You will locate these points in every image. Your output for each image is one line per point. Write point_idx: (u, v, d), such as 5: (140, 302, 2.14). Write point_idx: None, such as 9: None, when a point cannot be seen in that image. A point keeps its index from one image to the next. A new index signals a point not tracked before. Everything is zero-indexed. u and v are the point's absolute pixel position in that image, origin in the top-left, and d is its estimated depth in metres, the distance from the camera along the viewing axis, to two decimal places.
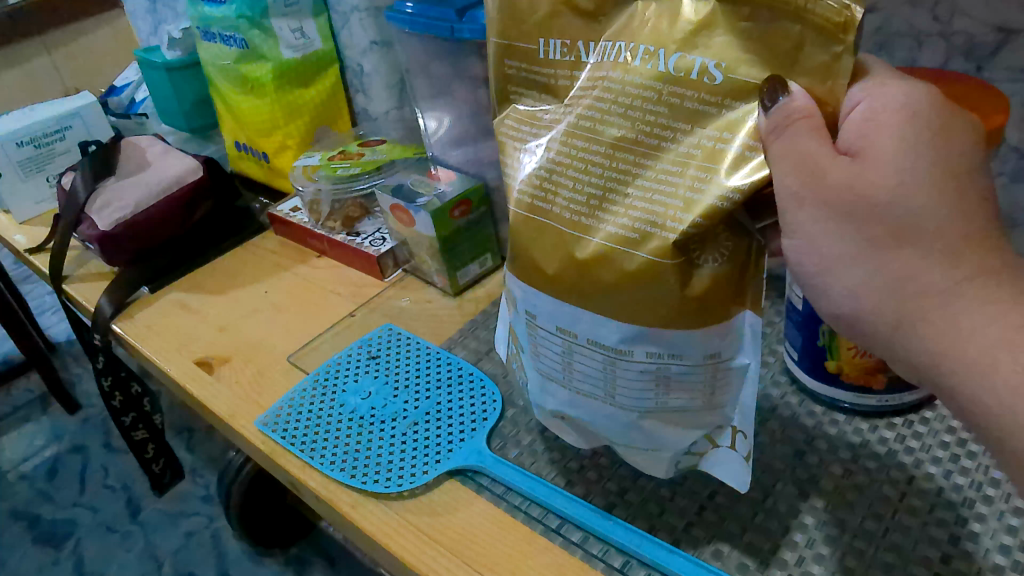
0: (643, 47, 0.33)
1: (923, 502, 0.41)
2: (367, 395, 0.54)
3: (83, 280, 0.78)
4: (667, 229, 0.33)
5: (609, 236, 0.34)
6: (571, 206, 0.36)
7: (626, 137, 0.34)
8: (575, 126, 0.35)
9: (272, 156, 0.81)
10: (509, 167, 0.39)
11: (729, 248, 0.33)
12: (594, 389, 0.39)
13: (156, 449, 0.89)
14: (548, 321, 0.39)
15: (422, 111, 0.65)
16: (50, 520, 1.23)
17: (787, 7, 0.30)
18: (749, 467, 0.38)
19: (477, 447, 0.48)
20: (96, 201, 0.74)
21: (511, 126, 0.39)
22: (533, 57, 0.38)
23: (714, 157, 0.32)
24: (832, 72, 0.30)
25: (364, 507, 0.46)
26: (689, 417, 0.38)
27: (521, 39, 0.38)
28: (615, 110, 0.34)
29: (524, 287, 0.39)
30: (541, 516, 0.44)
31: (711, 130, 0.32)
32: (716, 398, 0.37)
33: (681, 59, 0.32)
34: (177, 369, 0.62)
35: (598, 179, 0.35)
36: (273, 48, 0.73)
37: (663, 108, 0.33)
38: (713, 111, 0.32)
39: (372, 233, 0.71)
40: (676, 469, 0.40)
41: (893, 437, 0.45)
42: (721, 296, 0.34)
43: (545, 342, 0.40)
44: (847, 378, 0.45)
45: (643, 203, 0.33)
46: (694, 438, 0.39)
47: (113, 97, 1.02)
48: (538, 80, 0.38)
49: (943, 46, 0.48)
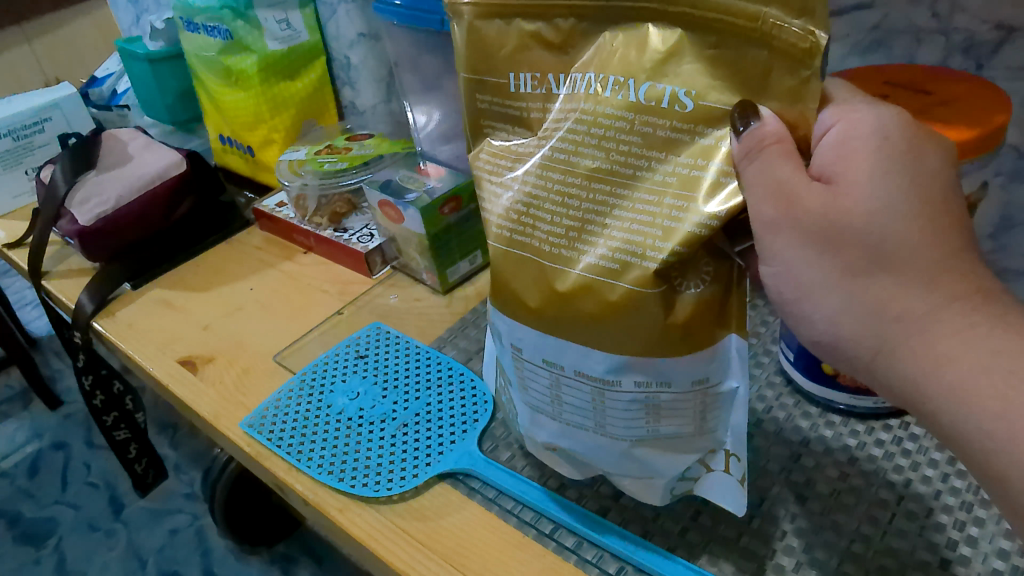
0: (612, 78, 0.32)
1: (920, 506, 0.40)
2: (355, 396, 0.53)
3: (63, 276, 0.76)
4: (647, 258, 0.32)
5: (592, 269, 0.33)
6: (551, 239, 0.35)
7: (600, 168, 0.33)
8: (549, 158, 0.34)
9: (257, 150, 0.80)
10: (485, 201, 0.37)
11: (711, 274, 0.33)
12: (583, 419, 0.38)
13: (138, 450, 0.87)
14: (534, 354, 0.38)
15: (411, 105, 0.63)
16: (30, 519, 1.21)
17: (755, 33, 0.29)
18: (744, 489, 0.37)
19: (468, 449, 0.48)
20: (76, 195, 0.73)
21: (487, 160, 0.37)
22: (502, 90, 0.36)
23: (690, 185, 0.31)
24: (801, 96, 0.29)
25: (352, 510, 0.45)
26: (679, 442, 0.37)
27: (486, 68, 0.36)
28: (589, 141, 0.33)
29: (508, 321, 0.38)
30: (534, 520, 0.43)
31: (685, 159, 0.31)
32: (706, 423, 0.36)
33: (651, 88, 0.31)
34: (159, 369, 0.60)
35: (577, 211, 0.34)
36: (257, 40, 0.71)
37: (636, 138, 0.32)
38: (685, 137, 0.31)
39: (360, 229, 0.70)
40: (671, 496, 0.39)
41: (889, 439, 0.44)
42: (705, 321, 0.33)
43: (531, 374, 0.39)
44: (844, 380, 0.44)
45: (624, 234, 0.33)
46: (688, 463, 0.38)
47: (94, 88, 1.00)
48: (512, 112, 0.36)
49: (942, 44, 0.47)
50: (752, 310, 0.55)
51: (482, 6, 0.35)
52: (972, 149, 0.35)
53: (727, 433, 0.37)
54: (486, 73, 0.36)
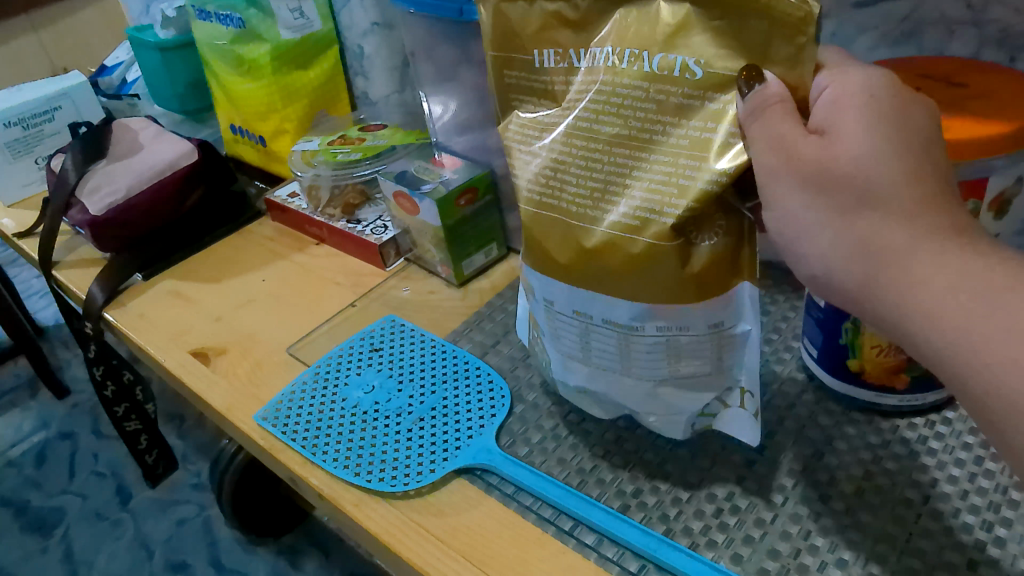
0: (627, 50, 0.35)
1: (947, 506, 0.39)
2: (370, 389, 0.52)
3: (73, 266, 0.75)
4: (665, 214, 0.34)
5: (614, 228, 0.36)
6: (578, 201, 0.37)
7: (621, 134, 0.36)
8: (574, 126, 0.37)
9: (269, 140, 0.79)
10: (515, 169, 0.40)
11: (724, 230, 0.35)
12: (610, 364, 0.40)
13: (148, 441, 0.86)
14: (566, 306, 0.40)
15: (427, 95, 0.62)
16: (38, 508, 1.21)
17: (756, 5, 0.31)
18: (757, 424, 0.39)
19: (485, 444, 0.47)
20: (87, 184, 0.72)
21: (516, 128, 0.40)
22: (528, 66, 0.39)
23: (700, 147, 0.33)
24: (800, 61, 0.31)
25: (368, 505, 0.45)
26: (696, 383, 0.39)
27: (512, 46, 0.39)
28: (609, 110, 0.36)
29: (542, 277, 0.41)
30: (553, 517, 0.42)
31: (696, 122, 0.33)
32: (722, 364, 0.38)
33: (663, 58, 0.34)
34: (171, 361, 0.60)
35: (600, 175, 0.36)
36: (270, 28, 0.71)
37: (652, 106, 0.34)
38: (697, 104, 0.33)
39: (373, 221, 0.69)
40: (692, 429, 0.41)
41: (915, 438, 0.43)
42: (719, 270, 0.35)
43: (563, 325, 0.41)
44: (870, 377, 0.43)
45: (645, 193, 0.35)
46: (704, 399, 0.40)
47: (104, 77, 1.00)
48: (536, 83, 0.39)
49: (975, 35, 0.42)
50: (772, 306, 0.54)
51: None
52: (1008, 144, 0.34)
53: (741, 373, 0.38)
54: (513, 50, 0.39)
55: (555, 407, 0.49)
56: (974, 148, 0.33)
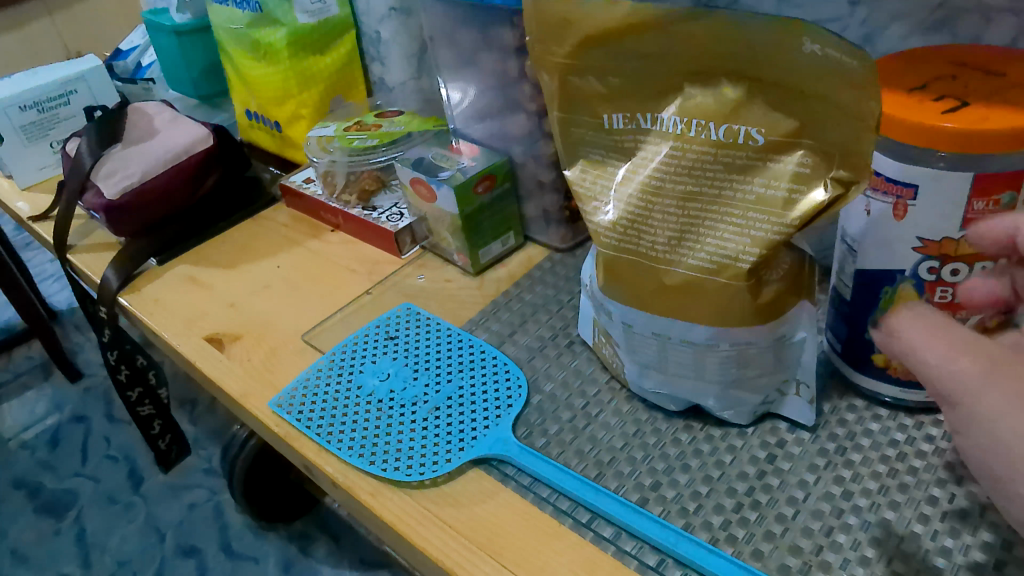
0: (694, 120, 0.35)
1: (973, 504, 0.39)
2: (386, 377, 0.52)
3: (88, 250, 0.75)
4: (740, 260, 0.35)
5: (691, 270, 0.37)
6: (652, 245, 0.38)
7: (691, 191, 0.36)
8: (643, 185, 0.37)
9: (284, 126, 0.79)
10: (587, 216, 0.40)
11: (788, 264, 0.37)
12: (685, 374, 0.41)
13: (161, 426, 0.86)
14: (643, 328, 0.41)
15: (445, 81, 0.61)
16: (51, 490, 1.22)
17: (819, 77, 0.32)
18: (812, 407, 0.42)
19: (501, 435, 0.46)
20: (102, 168, 0.72)
21: (587, 177, 0.40)
22: (591, 103, 0.38)
23: (770, 203, 0.34)
24: (862, 116, 0.31)
25: (383, 494, 0.45)
26: (761, 380, 0.41)
27: (574, 74, 0.38)
28: (678, 170, 0.36)
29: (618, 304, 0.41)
30: (570, 509, 0.42)
31: (762, 180, 0.35)
32: (782, 363, 0.41)
33: (728, 128, 0.34)
34: (186, 347, 0.60)
35: (673, 221, 0.37)
36: (287, 13, 0.70)
37: (720, 168, 0.35)
38: (762, 164, 0.34)
39: (389, 208, 0.68)
40: (753, 416, 0.44)
41: (940, 434, 0.42)
42: (785, 295, 0.38)
43: (640, 344, 0.42)
44: (894, 373, 0.42)
45: (718, 242, 0.36)
46: (765, 395, 0.42)
47: (119, 61, 0.99)
48: (605, 140, 0.39)
49: (1015, 23, 0.40)
50: None
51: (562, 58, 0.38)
52: None
53: (798, 368, 0.41)
54: (575, 85, 0.38)
55: (572, 398, 0.49)
56: (1008, 139, 0.32)
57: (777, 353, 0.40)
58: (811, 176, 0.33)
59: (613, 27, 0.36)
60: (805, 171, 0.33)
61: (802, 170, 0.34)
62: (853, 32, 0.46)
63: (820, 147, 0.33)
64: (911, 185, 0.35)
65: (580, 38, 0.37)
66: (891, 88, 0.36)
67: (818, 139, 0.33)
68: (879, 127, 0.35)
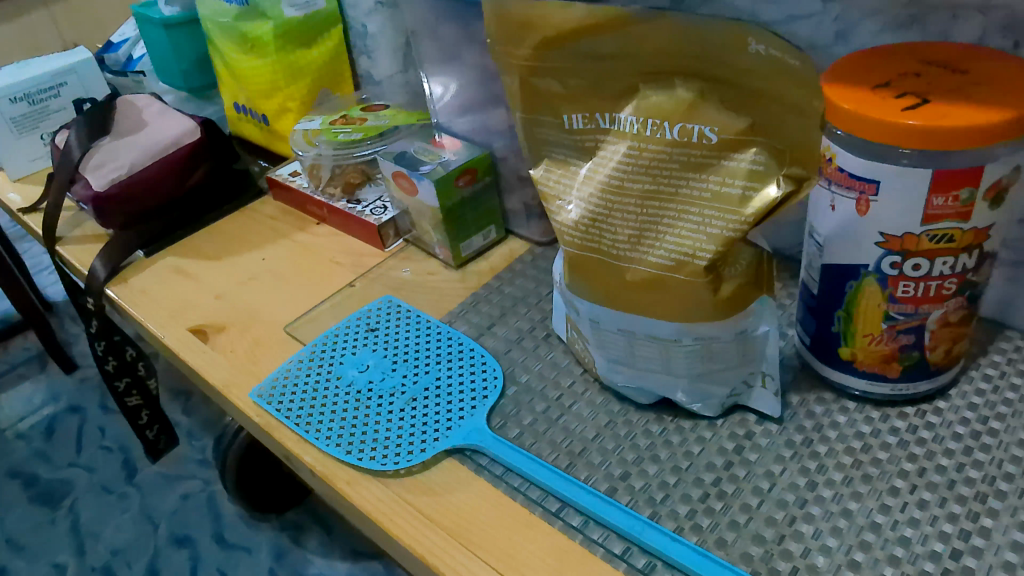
0: (650, 120, 0.36)
1: (934, 496, 0.39)
2: (365, 368, 0.53)
3: (77, 242, 0.76)
4: (697, 257, 0.36)
5: (652, 266, 0.37)
6: (615, 243, 0.38)
7: (649, 190, 0.37)
8: (603, 183, 0.38)
9: (272, 119, 0.79)
10: (554, 215, 0.41)
11: (746, 261, 0.38)
12: (653, 367, 0.42)
13: (150, 416, 0.87)
14: (611, 324, 0.42)
15: (427, 75, 0.60)
16: (46, 479, 1.23)
17: (767, 73, 0.33)
18: (777, 399, 0.43)
19: (476, 426, 0.47)
20: (91, 160, 0.73)
21: (551, 176, 0.41)
22: (551, 104, 0.39)
23: (725, 200, 0.35)
24: (808, 111, 0.32)
25: (359, 483, 0.45)
26: (727, 373, 0.42)
27: (536, 75, 0.39)
28: (636, 169, 0.37)
29: (587, 301, 0.42)
30: (541, 498, 0.43)
31: (717, 177, 0.35)
32: (748, 356, 0.42)
33: (682, 128, 0.35)
34: (171, 337, 0.60)
35: (634, 220, 0.38)
36: (274, 6, 0.70)
37: (676, 166, 0.36)
38: (716, 161, 0.35)
39: (373, 202, 0.69)
40: (721, 408, 0.45)
41: (905, 427, 0.43)
42: (744, 292, 0.38)
43: (609, 339, 0.43)
44: (862, 365, 0.43)
45: (677, 239, 0.36)
46: (732, 388, 0.43)
47: (110, 54, 0.99)
48: (567, 140, 0.40)
49: (982, 21, 0.39)
50: None
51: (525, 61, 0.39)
52: (1007, 132, 0.32)
53: (763, 361, 0.43)
54: (536, 86, 0.39)
55: (547, 389, 0.50)
56: (971, 136, 0.32)
57: (742, 345, 0.41)
58: (766, 173, 0.34)
59: (571, 29, 0.37)
60: (760, 169, 0.34)
61: (757, 167, 0.34)
62: (826, 28, 0.45)
63: (773, 145, 0.34)
64: (874, 181, 0.36)
65: (540, 40, 0.38)
66: (854, 84, 0.36)
67: (771, 137, 0.34)
68: (844, 124, 0.35)
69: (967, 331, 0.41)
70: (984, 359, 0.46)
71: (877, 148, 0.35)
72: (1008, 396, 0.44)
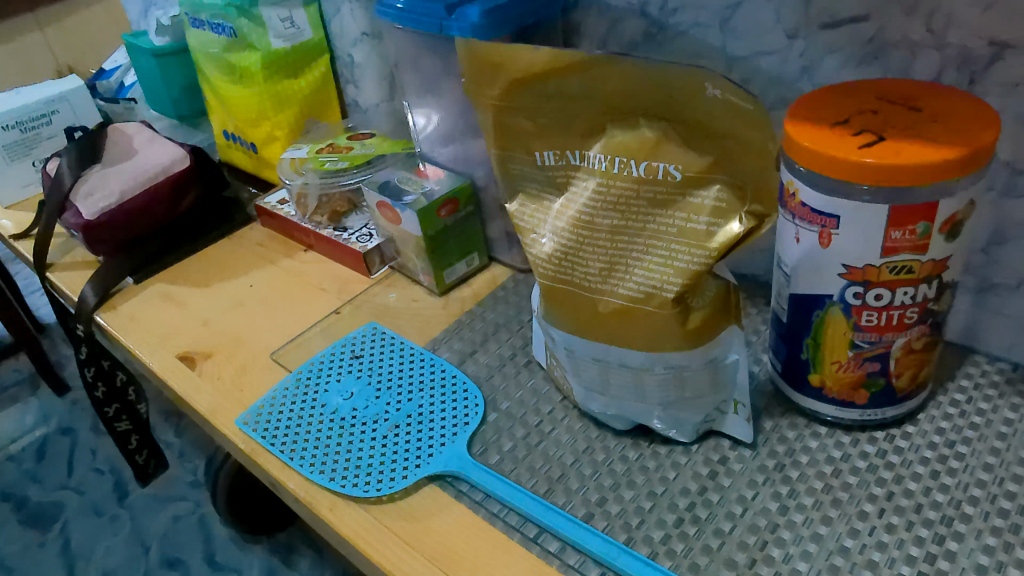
0: (617, 158, 0.38)
1: (901, 519, 0.40)
2: (349, 395, 0.54)
3: (68, 268, 0.77)
4: (665, 290, 0.38)
5: (622, 298, 0.40)
6: (587, 275, 0.41)
7: (619, 225, 0.39)
8: (575, 218, 0.40)
9: (260, 147, 0.81)
10: (528, 248, 0.43)
11: (713, 291, 0.40)
12: (627, 394, 0.44)
13: (139, 441, 0.87)
14: (584, 353, 0.43)
15: (411, 106, 0.62)
16: (37, 502, 1.23)
17: (723, 116, 0.36)
18: (749, 424, 0.44)
19: (457, 452, 0.48)
20: (82, 187, 0.74)
21: (526, 210, 0.43)
22: (523, 140, 0.42)
23: (691, 234, 0.37)
24: (763, 151, 0.35)
25: (342, 509, 0.46)
26: (699, 400, 0.43)
27: (508, 114, 0.42)
28: (606, 205, 0.39)
29: (562, 331, 0.44)
30: (519, 524, 0.43)
31: (682, 213, 0.37)
32: (719, 383, 0.43)
33: (648, 166, 0.38)
34: (158, 364, 0.61)
35: (605, 253, 0.40)
36: (261, 38, 0.72)
37: (644, 202, 0.38)
38: (681, 198, 0.38)
39: (359, 229, 0.70)
40: (696, 434, 0.45)
41: (875, 451, 0.44)
42: (713, 323, 0.40)
43: (584, 369, 0.44)
44: (831, 392, 0.44)
45: (645, 272, 0.39)
46: (706, 414, 0.44)
47: (102, 81, 1.00)
48: (540, 175, 0.42)
49: (938, 58, 0.41)
50: (745, 318, 0.55)
51: (498, 102, 0.42)
52: (959, 169, 0.34)
53: (734, 388, 0.44)
54: (508, 124, 0.42)
55: (528, 415, 0.51)
56: (924, 174, 0.33)
57: (712, 373, 0.42)
58: (728, 210, 0.36)
59: (539, 71, 0.40)
60: (722, 206, 0.37)
61: (720, 204, 0.37)
62: (792, 64, 0.46)
63: (733, 182, 0.37)
64: (835, 216, 0.37)
65: (510, 81, 0.41)
66: (815, 121, 0.37)
67: (731, 175, 0.36)
68: (805, 161, 0.36)
69: (932, 358, 0.42)
70: (951, 383, 0.48)
71: (836, 185, 0.36)
72: (974, 421, 0.45)
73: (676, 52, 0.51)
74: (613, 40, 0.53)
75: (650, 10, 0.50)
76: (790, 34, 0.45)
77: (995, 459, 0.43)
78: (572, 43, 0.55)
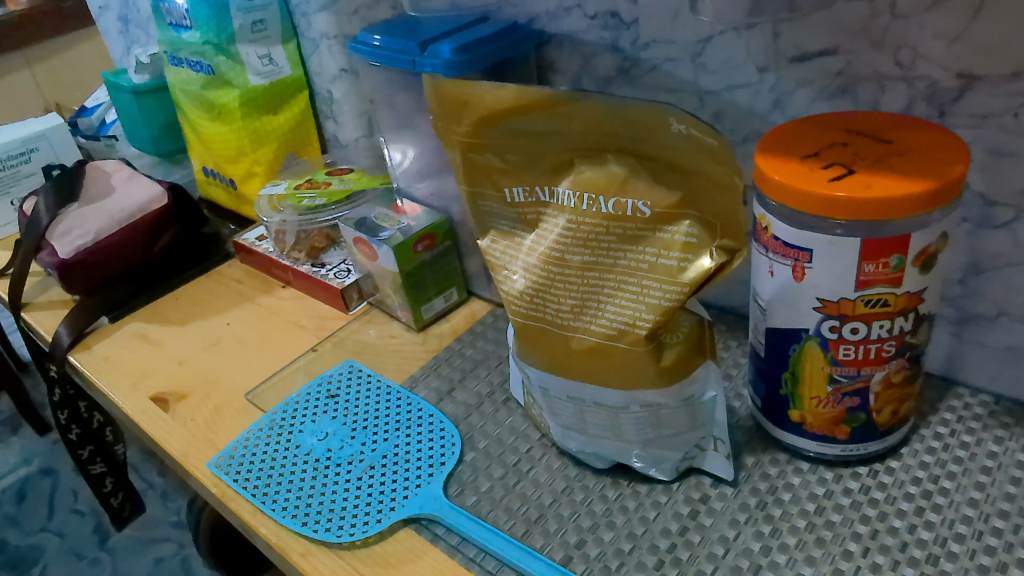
0: (586, 195, 0.39)
1: (887, 558, 0.39)
2: (324, 436, 0.52)
3: (43, 308, 0.75)
4: (638, 327, 0.38)
5: (596, 334, 0.40)
6: (559, 313, 0.41)
7: (589, 261, 0.40)
8: (546, 254, 0.41)
9: (239, 183, 0.80)
10: (501, 283, 0.43)
11: (686, 327, 0.40)
12: (605, 432, 0.43)
13: (114, 484, 0.85)
14: (560, 392, 0.43)
15: (387, 142, 0.62)
16: (15, 546, 1.20)
17: (690, 151, 0.36)
18: (729, 461, 0.43)
19: (433, 494, 0.47)
20: (58, 226, 0.73)
21: (497, 247, 0.44)
22: (492, 177, 0.42)
23: (662, 270, 0.38)
24: (730, 185, 0.35)
25: (314, 555, 0.45)
26: (678, 439, 0.43)
27: (477, 152, 0.42)
28: (576, 242, 0.40)
29: (536, 369, 0.44)
30: (496, 569, 0.42)
31: (652, 249, 0.38)
32: (697, 420, 0.42)
33: (617, 202, 0.38)
34: (131, 406, 0.60)
35: (577, 290, 0.40)
36: (239, 75, 0.71)
37: (614, 237, 0.39)
38: (650, 233, 0.38)
39: (337, 265, 0.70)
40: (676, 470, 0.44)
41: (858, 487, 0.43)
42: (688, 359, 0.40)
43: (561, 408, 0.44)
44: (812, 428, 0.43)
45: (618, 309, 0.39)
46: (685, 450, 0.43)
47: (84, 118, 1.01)
48: (509, 212, 0.43)
49: (907, 91, 0.41)
50: (726, 352, 0.54)
51: (466, 140, 0.42)
52: (929, 202, 0.33)
53: (714, 425, 0.43)
54: (477, 161, 0.42)
55: (505, 454, 0.49)
56: (896, 207, 0.33)
57: (689, 411, 0.42)
58: (698, 245, 0.37)
59: (504, 108, 0.40)
60: (693, 241, 0.37)
61: (690, 239, 0.37)
62: (764, 97, 0.46)
63: (703, 218, 0.37)
64: (807, 249, 0.36)
65: (477, 118, 0.41)
66: (785, 155, 0.37)
67: (701, 211, 0.36)
68: (777, 196, 0.36)
69: (911, 392, 0.42)
70: (934, 417, 0.47)
71: (808, 219, 0.36)
72: (959, 454, 0.44)
73: (650, 86, 0.50)
74: (587, 75, 0.53)
75: (623, 45, 0.50)
76: (761, 68, 0.45)
77: (981, 494, 0.42)
78: (547, 78, 0.55)
